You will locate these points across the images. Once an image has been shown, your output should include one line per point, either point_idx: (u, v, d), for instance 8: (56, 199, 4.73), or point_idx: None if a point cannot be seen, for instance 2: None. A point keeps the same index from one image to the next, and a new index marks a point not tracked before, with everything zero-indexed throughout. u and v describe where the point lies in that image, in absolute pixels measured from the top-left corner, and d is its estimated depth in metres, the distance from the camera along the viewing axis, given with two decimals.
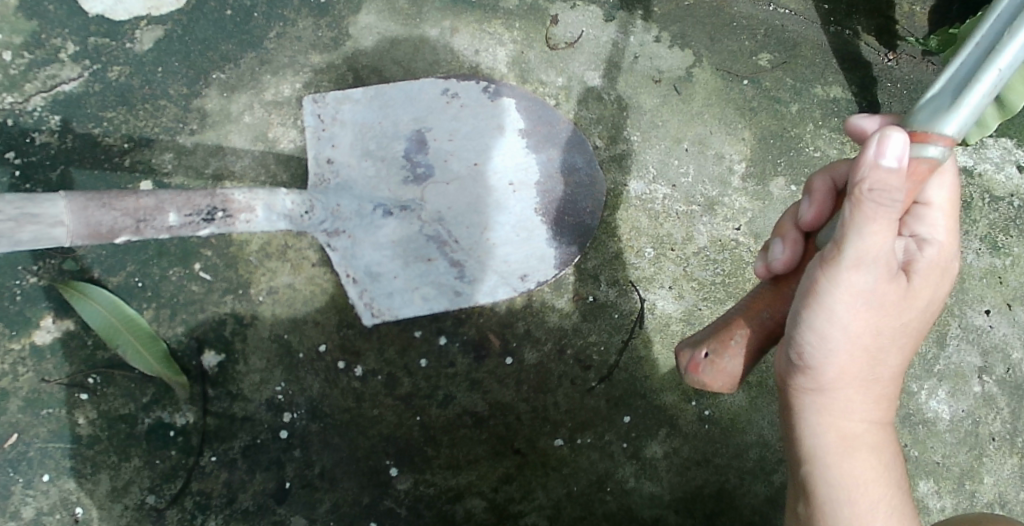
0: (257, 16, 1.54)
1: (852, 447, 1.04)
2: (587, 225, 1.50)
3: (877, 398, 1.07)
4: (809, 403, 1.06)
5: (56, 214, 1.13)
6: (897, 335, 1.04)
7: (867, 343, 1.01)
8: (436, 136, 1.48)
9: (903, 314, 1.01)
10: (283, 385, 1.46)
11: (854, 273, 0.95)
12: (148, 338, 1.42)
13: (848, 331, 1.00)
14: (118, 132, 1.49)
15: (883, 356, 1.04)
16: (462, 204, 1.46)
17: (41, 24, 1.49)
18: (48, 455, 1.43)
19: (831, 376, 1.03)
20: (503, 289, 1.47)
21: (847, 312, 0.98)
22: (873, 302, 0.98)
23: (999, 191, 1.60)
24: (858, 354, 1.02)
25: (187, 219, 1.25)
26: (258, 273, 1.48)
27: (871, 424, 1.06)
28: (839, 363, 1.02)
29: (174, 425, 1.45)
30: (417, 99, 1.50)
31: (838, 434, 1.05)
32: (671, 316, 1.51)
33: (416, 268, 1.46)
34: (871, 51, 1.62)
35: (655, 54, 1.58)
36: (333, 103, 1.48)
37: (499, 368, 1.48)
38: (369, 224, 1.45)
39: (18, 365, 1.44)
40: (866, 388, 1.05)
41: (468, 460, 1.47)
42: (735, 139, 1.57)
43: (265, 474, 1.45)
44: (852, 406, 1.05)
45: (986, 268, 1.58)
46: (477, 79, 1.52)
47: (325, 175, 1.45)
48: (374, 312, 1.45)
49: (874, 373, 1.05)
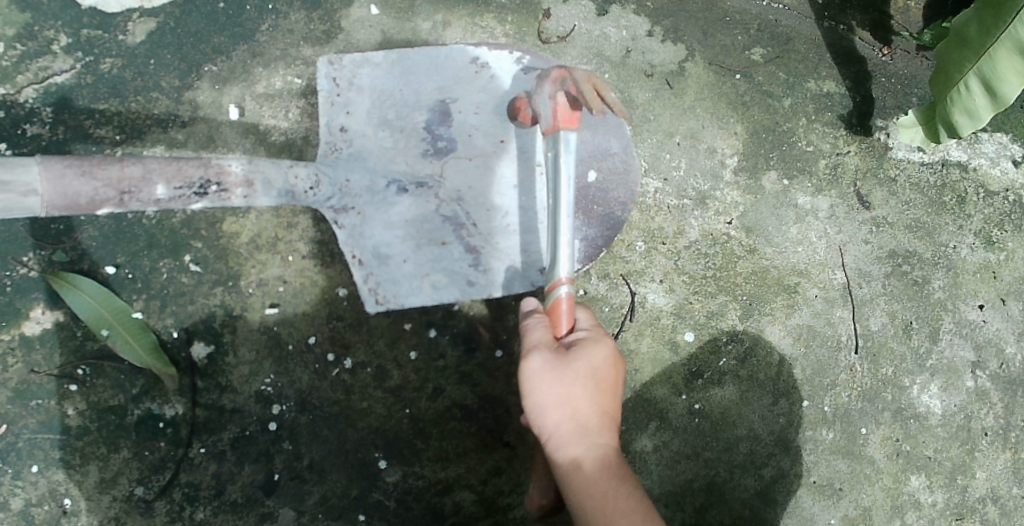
0: (249, 8, 1.53)
1: (587, 489, 1.17)
2: (616, 216, 1.47)
3: (598, 433, 1.21)
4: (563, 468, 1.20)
5: (28, 182, 1.11)
6: (590, 396, 1.21)
7: (564, 404, 1.20)
8: (460, 108, 1.43)
9: (577, 373, 1.20)
10: (272, 377, 1.46)
11: (530, 362, 1.21)
12: (138, 330, 1.42)
13: (546, 404, 1.20)
14: (110, 124, 1.49)
15: (579, 409, 1.20)
16: (485, 185, 1.43)
17: (33, 16, 1.50)
18: (37, 446, 1.43)
19: (550, 431, 1.21)
20: (520, 282, 1.44)
21: (543, 387, 1.20)
22: (550, 372, 1.20)
23: (993, 185, 1.60)
24: (560, 415, 1.20)
25: (175, 192, 1.23)
26: (248, 265, 1.47)
27: (594, 464, 1.19)
28: (552, 422, 1.20)
29: (163, 417, 1.45)
30: (443, 67, 1.45)
31: (579, 479, 1.17)
32: (662, 310, 1.51)
33: (429, 252, 1.42)
34: (866, 46, 1.62)
35: (647, 48, 1.58)
36: (351, 65, 1.42)
37: (489, 361, 1.48)
38: (381, 201, 1.40)
39: (7, 355, 1.44)
40: (585, 438, 1.19)
41: (457, 452, 1.46)
42: (728, 133, 1.57)
43: (253, 466, 1.45)
44: (582, 457, 1.19)
45: (979, 263, 1.58)
46: (510, 49, 1.47)
47: (336, 145, 1.40)
48: (378, 299, 1.42)
49: (584, 431, 1.20)
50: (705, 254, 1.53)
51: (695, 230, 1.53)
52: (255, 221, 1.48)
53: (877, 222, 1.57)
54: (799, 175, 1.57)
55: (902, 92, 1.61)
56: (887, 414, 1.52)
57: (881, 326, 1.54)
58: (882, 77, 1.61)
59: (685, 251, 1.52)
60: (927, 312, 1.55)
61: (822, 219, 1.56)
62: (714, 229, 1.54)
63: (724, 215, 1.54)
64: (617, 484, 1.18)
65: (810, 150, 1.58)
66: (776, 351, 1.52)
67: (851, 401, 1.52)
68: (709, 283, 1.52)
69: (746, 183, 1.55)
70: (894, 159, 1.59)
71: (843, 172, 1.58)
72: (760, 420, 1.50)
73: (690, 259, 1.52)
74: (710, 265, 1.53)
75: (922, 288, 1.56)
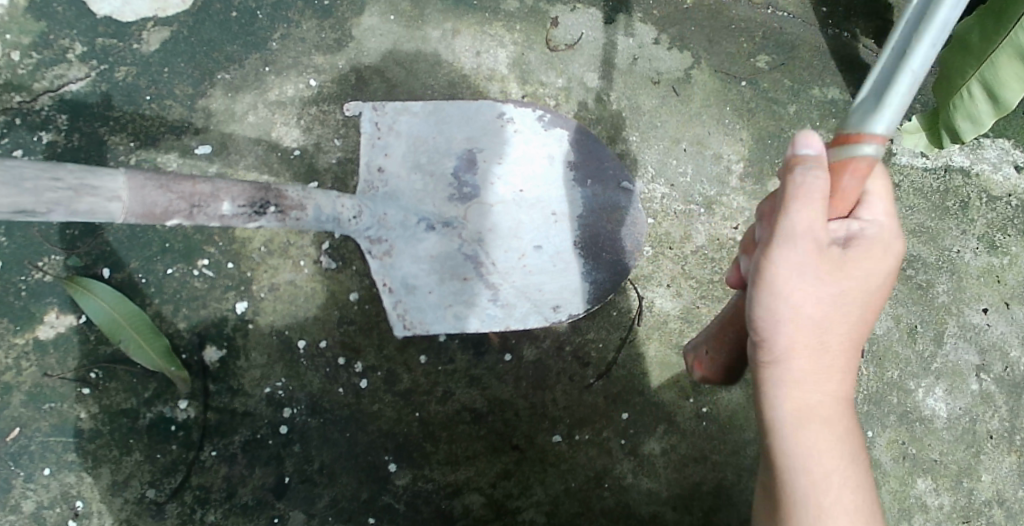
0: (261, 17, 1.56)
1: (811, 435, 1.01)
2: (625, 264, 1.48)
3: (839, 375, 1.02)
4: (779, 401, 1.02)
5: (114, 188, 1.09)
6: (845, 313, 1.00)
7: (813, 317, 0.99)
8: (487, 157, 1.46)
9: (840, 290, 0.99)
10: (283, 380, 1.47)
11: (784, 277, 0.97)
12: (150, 333, 1.42)
13: (792, 309, 0.98)
14: (124, 131, 1.51)
15: (829, 333, 1.00)
16: (502, 228, 1.45)
17: (49, 25, 1.52)
18: (50, 449, 1.44)
19: (784, 345, 1.00)
20: (535, 317, 1.45)
21: (790, 290, 0.98)
22: (812, 274, 0.97)
23: (996, 191, 1.62)
24: (803, 325, 0.99)
25: (240, 210, 1.24)
26: (261, 269, 1.49)
27: (823, 415, 1.01)
28: (789, 333, 1.00)
29: (175, 420, 1.46)
30: (473, 118, 1.48)
31: (794, 406, 1.01)
32: (669, 314, 1.52)
33: (452, 286, 1.44)
34: (868, 53, 1.65)
35: (654, 56, 1.60)
36: (392, 112, 1.47)
37: (498, 365, 1.50)
38: (411, 236, 1.44)
39: (22, 359, 1.45)
40: (823, 370, 1.01)
41: (466, 455, 1.48)
42: (733, 140, 1.59)
43: (264, 469, 1.46)
44: (812, 380, 1.01)
45: (983, 267, 1.60)
46: (534, 106, 1.51)
47: (373, 184, 1.44)
48: (405, 324, 1.43)
49: (825, 372, 1.01)
50: (711, 258, 1.55)
51: (702, 235, 1.55)
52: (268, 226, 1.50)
53: None
54: None
55: None
56: (893, 417, 1.53)
57: (886, 330, 1.55)
58: None
59: (692, 256, 1.54)
60: (932, 316, 1.57)
61: None
62: (720, 234, 1.55)
63: (730, 220, 1.56)
64: (844, 441, 1.02)
65: None
66: None
67: (858, 404, 1.53)
68: (716, 287, 1.54)
69: (752, 189, 1.57)
70: (898, 164, 1.61)
71: None
72: None
73: (696, 263, 1.54)
74: (716, 269, 1.54)
75: (926, 292, 1.57)
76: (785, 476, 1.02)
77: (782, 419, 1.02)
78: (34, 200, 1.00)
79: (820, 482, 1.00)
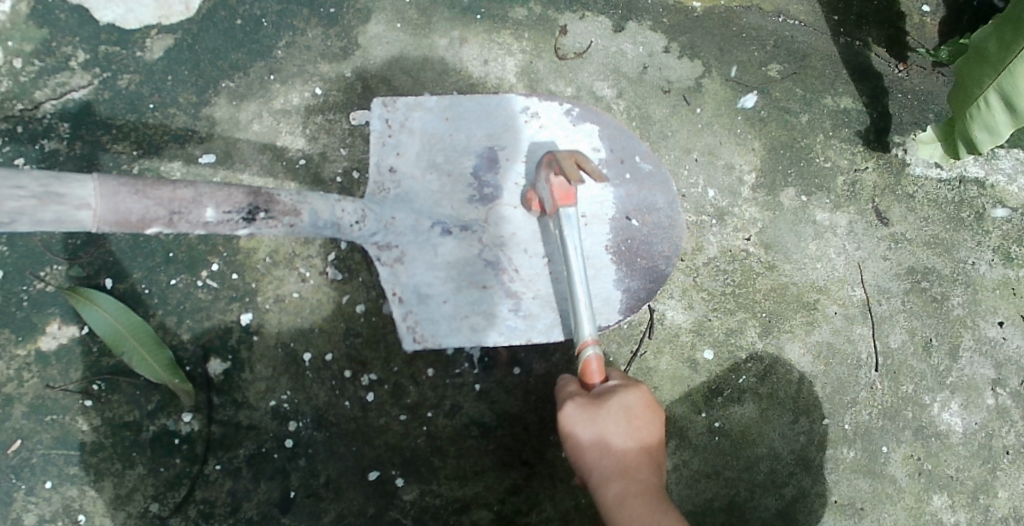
0: (266, 25, 1.54)
1: (628, 521, 1.18)
2: (660, 270, 1.46)
3: (644, 474, 1.23)
4: (618, 505, 1.20)
5: (82, 196, 1.07)
6: (636, 434, 1.24)
7: (614, 442, 1.23)
8: (507, 157, 1.45)
9: (616, 409, 1.24)
10: (289, 393, 1.45)
11: (579, 419, 1.24)
12: (154, 345, 1.40)
13: (586, 444, 1.24)
14: (127, 139, 1.49)
15: (626, 456, 1.23)
16: (524, 232, 1.43)
17: (52, 32, 1.50)
18: (52, 462, 1.42)
19: (597, 475, 1.23)
20: (560, 327, 1.43)
21: (607, 421, 1.23)
22: (591, 421, 1.23)
23: (1012, 202, 1.60)
24: (607, 452, 1.23)
25: (223, 216, 1.21)
26: (266, 280, 1.47)
27: (642, 508, 1.19)
28: (599, 466, 1.23)
29: (179, 433, 1.44)
30: (494, 114, 1.46)
31: (622, 503, 1.20)
32: (680, 327, 1.50)
33: (469, 294, 1.42)
34: (882, 62, 1.63)
35: (664, 64, 1.58)
36: (404, 109, 1.44)
37: (507, 378, 1.47)
38: (425, 242, 1.41)
39: (22, 371, 1.43)
40: (634, 475, 1.22)
41: (474, 470, 1.45)
42: (745, 150, 1.57)
43: (269, 483, 1.44)
44: (635, 490, 1.21)
45: (999, 279, 1.58)
46: (560, 100, 1.48)
47: (384, 185, 1.42)
48: (416, 337, 1.41)
49: (640, 482, 1.21)
50: (723, 270, 1.52)
51: (714, 247, 1.53)
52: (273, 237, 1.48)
53: (896, 238, 1.57)
54: (817, 191, 1.57)
55: (920, 108, 1.61)
56: (908, 432, 1.51)
57: (901, 343, 1.53)
58: (898, 93, 1.62)
59: (704, 267, 1.52)
60: (947, 329, 1.54)
61: (841, 235, 1.56)
62: (732, 246, 1.53)
63: (741, 232, 1.54)
64: None
65: (827, 167, 1.58)
66: (796, 369, 1.51)
67: (872, 419, 1.51)
68: (727, 300, 1.52)
69: (764, 199, 1.55)
70: (912, 175, 1.59)
71: (861, 189, 1.58)
72: (781, 438, 1.49)
73: (708, 275, 1.52)
74: (728, 281, 1.52)
75: (941, 305, 1.55)
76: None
77: (627, 517, 1.18)
78: None
79: None
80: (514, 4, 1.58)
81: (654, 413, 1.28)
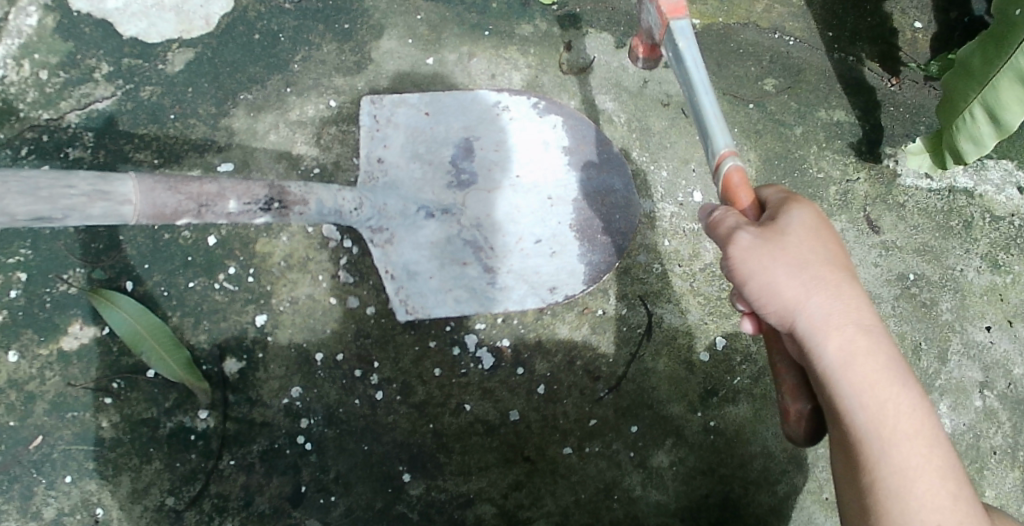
0: (283, 40, 1.61)
1: (856, 377, 1.01)
2: (619, 245, 1.54)
3: (849, 312, 1.05)
4: (830, 362, 1.02)
5: (125, 193, 1.15)
6: (838, 282, 1.06)
7: (807, 282, 1.05)
8: (482, 145, 1.53)
9: (812, 257, 1.06)
10: (301, 391, 1.51)
11: (737, 244, 1.05)
12: (172, 345, 1.47)
13: (770, 277, 1.05)
14: (148, 148, 1.56)
15: (825, 281, 1.05)
16: (499, 214, 1.51)
17: (77, 45, 1.57)
18: (72, 457, 1.48)
19: (779, 318, 1.06)
20: (533, 299, 1.50)
21: (795, 248, 1.05)
22: (778, 256, 1.05)
23: (999, 211, 1.67)
24: (794, 287, 1.04)
25: (245, 208, 1.30)
26: (280, 283, 1.53)
27: (847, 367, 1.01)
28: (781, 305, 1.05)
29: (195, 429, 1.50)
30: (468, 108, 1.55)
31: (842, 363, 1.02)
32: (678, 330, 1.56)
33: (451, 271, 1.49)
34: (875, 77, 1.70)
35: (663, 79, 1.65)
36: (390, 105, 1.54)
37: (510, 378, 1.53)
38: (412, 224, 1.49)
39: (45, 369, 1.49)
40: (853, 317, 1.04)
41: (478, 466, 1.51)
42: (742, 160, 1.63)
43: (281, 478, 1.49)
44: (845, 338, 1.03)
45: (987, 285, 1.64)
46: (528, 95, 1.58)
47: (374, 174, 1.50)
48: (408, 308, 1.49)
49: (853, 319, 1.04)
50: (719, 276, 1.58)
51: (710, 253, 1.59)
52: (287, 241, 1.54)
53: (886, 246, 1.63)
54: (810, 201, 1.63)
55: (911, 121, 1.68)
56: None
57: None
58: (890, 106, 1.68)
59: (701, 273, 1.58)
60: (936, 333, 1.60)
61: None
62: None
63: None
64: (896, 381, 1.03)
65: (820, 177, 1.64)
66: None
67: None
68: (723, 304, 1.58)
69: None
70: (902, 186, 1.66)
71: (853, 199, 1.64)
72: (774, 437, 1.55)
73: (705, 280, 1.58)
74: (724, 286, 1.58)
75: (931, 310, 1.61)
76: (863, 444, 1.01)
77: (837, 381, 1.01)
78: (50, 207, 1.08)
79: (887, 448, 1.00)
80: (521, 21, 1.65)
81: (829, 232, 1.09)
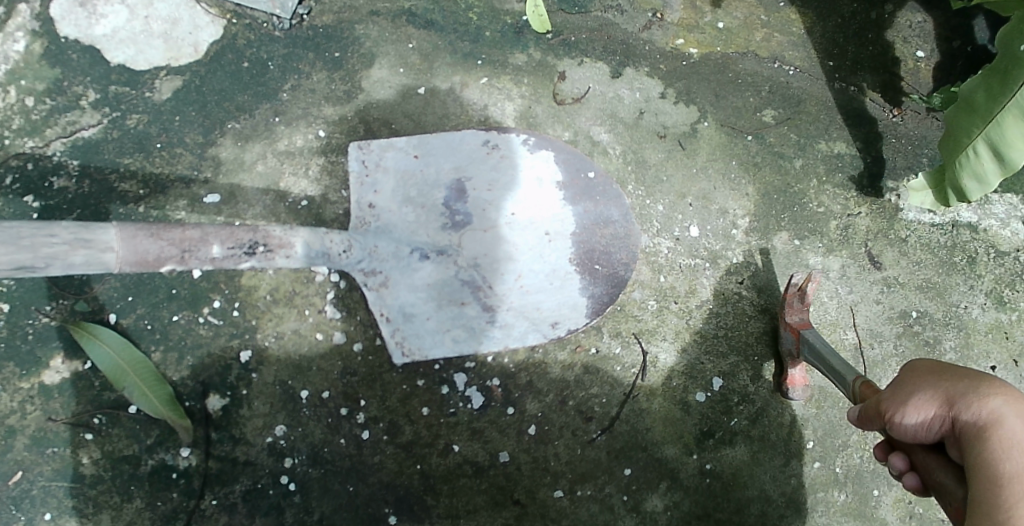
0: (272, 68, 1.58)
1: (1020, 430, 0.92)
2: (620, 276, 1.52)
3: (999, 388, 0.98)
4: (1000, 403, 0.95)
5: (106, 240, 1.17)
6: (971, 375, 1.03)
7: (937, 384, 1.04)
8: (476, 185, 1.50)
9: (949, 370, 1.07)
10: (285, 430, 1.47)
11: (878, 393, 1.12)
12: (154, 380, 1.44)
13: (901, 393, 1.07)
14: (134, 178, 1.53)
15: (949, 379, 1.04)
16: (498, 252, 1.48)
17: (63, 72, 1.54)
18: (51, 494, 1.44)
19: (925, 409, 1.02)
20: (533, 335, 1.48)
21: (936, 369, 1.08)
22: (896, 387, 1.09)
23: (1004, 246, 1.63)
24: (935, 388, 1.03)
25: (229, 252, 1.29)
26: (266, 318, 1.49)
27: (1016, 406, 0.95)
28: (922, 399, 1.03)
29: (177, 467, 1.46)
30: (459, 149, 1.52)
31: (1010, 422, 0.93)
32: (673, 369, 1.52)
33: (449, 311, 1.47)
34: (876, 107, 1.66)
35: (660, 110, 1.61)
36: (378, 150, 1.51)
37: (500, 418, 1.49)
38: (406, 267, 1.46)
39: (26, 403, 1.45)
40: (993, 387, 0.98)
41: (466, 509, 1.47)
42: (739, 194, 1.59)
43: (264, 519, 1.45)
44: (979, 404, 0.97)
45: (991, 323, 1.60)
46: (517, 131, 1.55)
47: (365, 219, 1.47)
48: (404, 351, 1.47)
49: (994, 390, 0.98)
50: (716, 313, 1.54)
51: (707, 290, 1.55)
52: (273, 275, 1.50)
53: (888, 282, 1.59)
54: (811, 235, 1.59)
55: (913, 153, 1.65)
56: None
57: None
58: (892, 138, 1.65)
59: (697, 310, 1.54)
60: None
61: (833, 279, 1.58)
62: (725, 289, 1.55)
63: (734, 276, 1.56)
64: None
65: (820, 211, 1.60)
66: (788, 411, 1.53)
67: (864, 462, 1.53)
68: (720, 342, 1.53)
69: (757, 244, 1.58)
70: (905, 220, 1.62)
71: (854, 233, 1.60)
72: (771, 481, 1.51)
73: (701, 317, 1.54)
74: (721, 324, 1.54)
75: (933, 349, 1.58)
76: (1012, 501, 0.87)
77: (1002, 408, 0.95)
78: (31, 256, 1.10)
79: None
80: (514, 51, 1.62)
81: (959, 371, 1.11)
